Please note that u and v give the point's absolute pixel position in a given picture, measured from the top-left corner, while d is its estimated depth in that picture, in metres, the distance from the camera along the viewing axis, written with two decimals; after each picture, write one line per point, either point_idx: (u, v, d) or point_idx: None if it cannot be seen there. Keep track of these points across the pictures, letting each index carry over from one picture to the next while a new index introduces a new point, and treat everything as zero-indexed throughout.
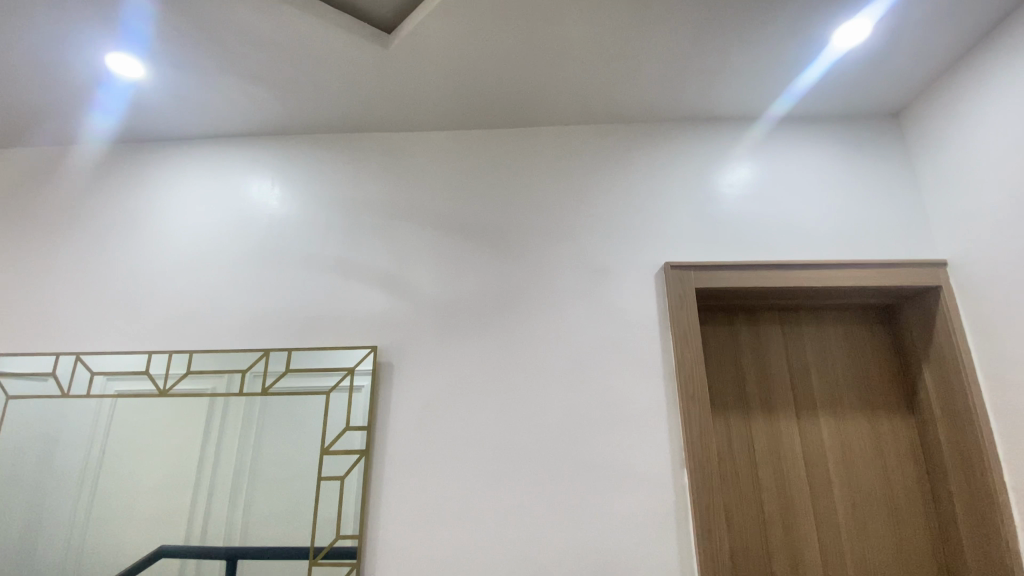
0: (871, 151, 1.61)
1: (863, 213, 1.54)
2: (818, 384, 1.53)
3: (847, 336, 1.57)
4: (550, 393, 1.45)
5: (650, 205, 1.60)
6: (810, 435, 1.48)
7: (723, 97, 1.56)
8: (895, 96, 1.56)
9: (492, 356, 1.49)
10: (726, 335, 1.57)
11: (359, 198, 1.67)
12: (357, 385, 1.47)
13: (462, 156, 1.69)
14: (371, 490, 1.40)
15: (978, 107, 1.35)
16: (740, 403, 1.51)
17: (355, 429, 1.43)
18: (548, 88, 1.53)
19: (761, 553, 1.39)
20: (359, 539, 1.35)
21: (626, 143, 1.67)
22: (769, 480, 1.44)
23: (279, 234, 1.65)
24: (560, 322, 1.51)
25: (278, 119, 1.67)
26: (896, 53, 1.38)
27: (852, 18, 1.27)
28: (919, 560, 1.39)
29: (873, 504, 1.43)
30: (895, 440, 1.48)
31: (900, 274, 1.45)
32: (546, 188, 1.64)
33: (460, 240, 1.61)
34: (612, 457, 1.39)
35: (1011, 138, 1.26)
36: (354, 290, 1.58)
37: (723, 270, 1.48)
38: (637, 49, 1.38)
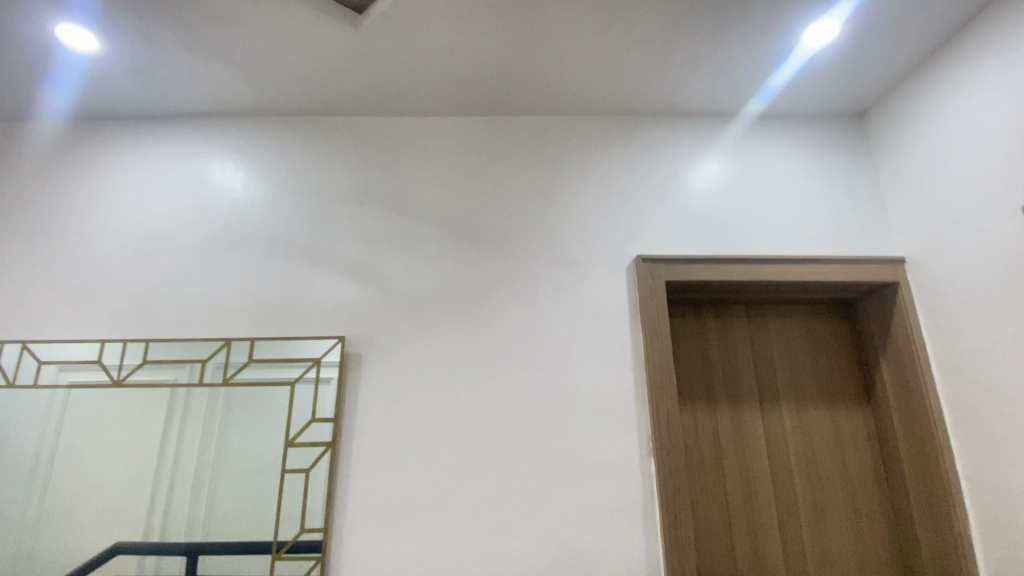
0: (835, 150, 1.65)
1: (827, 210, 1.59)
2: (782, 376, 1.57)
3: (810, 329, 1.62)
4: (521, 385, 1.44)
5: (622, 198, 1.60)
6: (774, 426, 1.52)
7: (696, 92, 1.58)
8: (859, 97, 1.60)
9: (463, 347, 1.48)
10: (694, 328, 1.59)
11: (328, 184, 1.62)
12: (324, 377, 1.43)
13: (435, 143, 1.66)
14: (336, 482, 1.37)
15: (938, 109, 1.40)
16: (707, 395, 1.53)
17: (321, 420, 1.40)
18: (523, 78, 1.51)
19: (724, 542, 1.42)
20: (325, 533, 1.32)
21: (601, 135, 1.67)
22: (734, 470, 1.47)
23: (244, 220, 1.59)
24: (532, 314, 1.50)
25: (244, 100, 1.61)
26: (863, 53, 1.41)
27: (822, 18, 1.30)
28: (874, 545, 1.44)
29: (832, 493, 1.47)
30: (854, 430, 1.53)
31: (861, 270, 1.49)
32: (520, 179, 1.63)
33: (431, 229, 1.58)
34: (582, 448, 1.40)
35: (969, 140, 1.31)
36: (322, 279, 1.54)
37: (692, 263, 1.50)
38: (613, 41, 1.38)
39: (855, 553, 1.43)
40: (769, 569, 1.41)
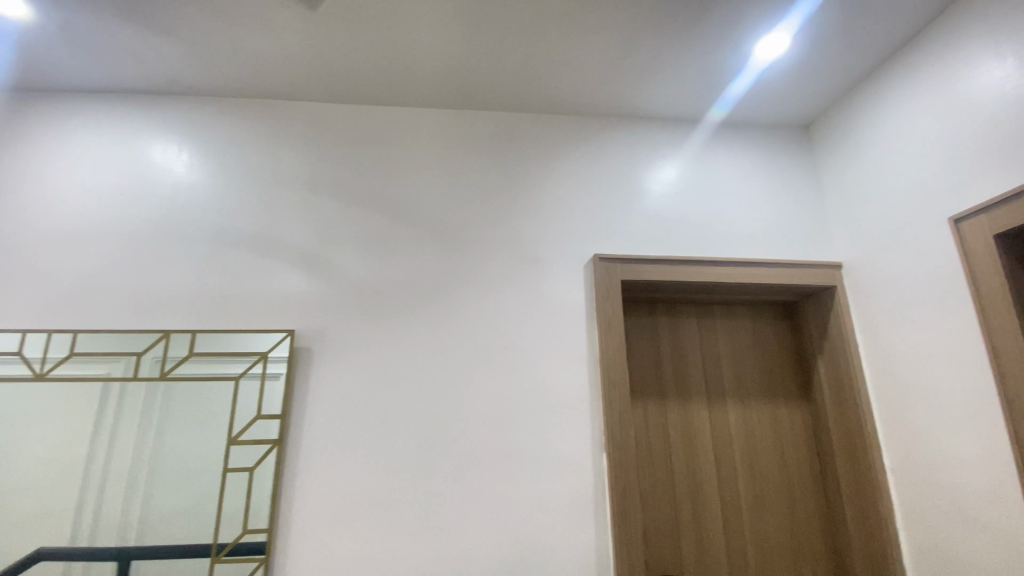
0: (781, 159, 1.73)
1: (772, 216, 1.66)
2: (728, 374, 1.63)
3: (755, 329, 1.69)
4: (477, 381, 1.44)
5: (580, 197, 1.62)
6: (719, 421, 1.58)
7: (654, 96, 1.61)
8: (804, 110, 1.69)
9: (419, 342, 1.45)
10: (647, 326, 1.64)
11: (280, 172, 1.56)
12: (271, 372, 1.38)
13: (395, 134, 1.63)
14: (282, 481, 1.32)
15: (875, 125, 1.49)
16: (657, 391, 1.58)
17: (268, 417, 1.34)
18: (484, 72, 1.50)
19: (670, 533, 1.46)
20: (270, 534, 1.27)
21: (561, 134, 1.68)
22: (681, 464, 1.52)
23: (187, 205, 1.51)
24: (489, 310, 1.50)
25: (190, 78, 1.52)
26: (809, 68, 1.48)
27: (773, 32, 1.35)
28: (808, 533, 1.52)
29: (771, 484, 1.55)
30: (792, 425, 1.61)
31: (802, 274, 1.57)
32: (480, 174, 1.62)
33: (389, 221, 1.55)
34: (536, 445, 1.40)
35: (902, 155, 1.40)
36: (272, 270, 1.48)
37: (646, 263, 1.53)
38: (575, 41, 1.39)
39: (791, 541, 1.51)
40: (712, 558, 1.46)
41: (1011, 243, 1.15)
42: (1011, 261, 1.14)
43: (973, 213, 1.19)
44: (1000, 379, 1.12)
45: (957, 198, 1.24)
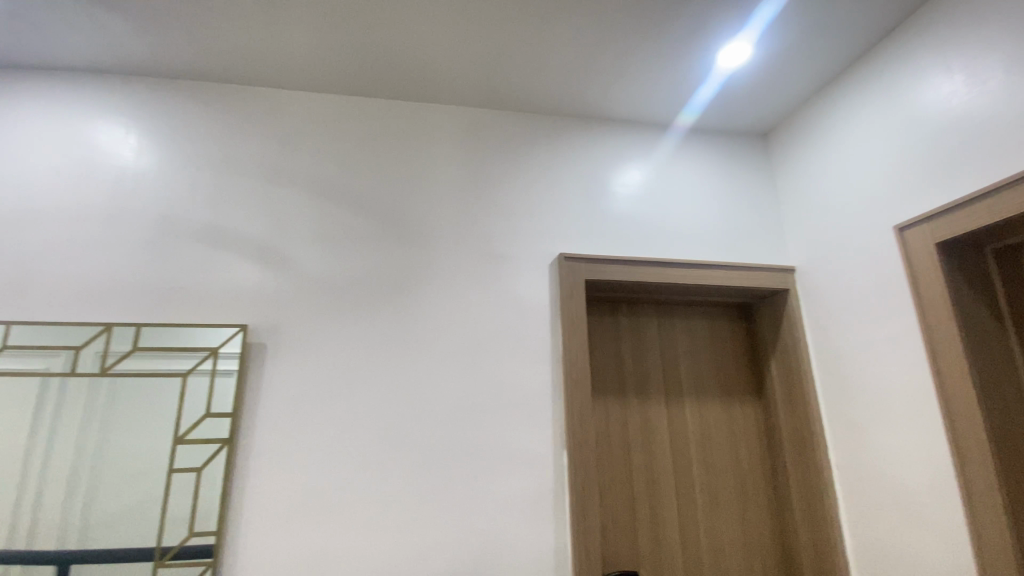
0: (741, 166, 1.79)
1: (731, 220, 1.71)
2: (686, 373, 1.67)
3: (712, 330, 1.74)
4: (440, 378, 1.42)
5: (547, 196, 1.63)
6: (677, 418, 1.62)
7: (621, 98, 1.63)
8: (763, 118, 1.74)
9: (381, 339, 1.42)
10: (610, 326, 1.66)
11: (237, 159, 1.50)
12: (222, 368, 1.32)
13: (360, 125, 1.59)
14: (232, 482, 1.27)
15: (829, 136, 1.56)
16: (619, 389, 1.60)
17: (217, 416, 1.29)
18: (452, 66, 1.48)
19: (628, 529, 1.49)
20: (218, 536, 1.22)
21: (529, 132, 1.69)
22: (640, 461, 1.55)
23: (134, 192, 1.42)
24: (453, 307, 1.48)
25: (140, 58, 1.43)
26: (768, 78, 1.54)
27: (735, 41, 1.39)
28: (758, 527, 1.58)
29: (725, 480, 1.59)
30: (746, 423, 1.67)
31: (757, 277, 1.63)
32: (447, 169, 1.60)
33: (352, 214, 1.51)
34: (498, 443, 1.40)
35: (853, 166, 1.47)
36: (226, 261, 1.41)
37: (611, 263, 1.55)
38: (545, 40, 1.39)
39: (743, 535, 1.56)
40: (668, 553, 1.50)
41: (950, 251, 1.21)
42: (951, 269, 1.20)
43: (918, 222, 1.25)
44: (939, 379, 1.19)
45: (902, 207, 1.31)
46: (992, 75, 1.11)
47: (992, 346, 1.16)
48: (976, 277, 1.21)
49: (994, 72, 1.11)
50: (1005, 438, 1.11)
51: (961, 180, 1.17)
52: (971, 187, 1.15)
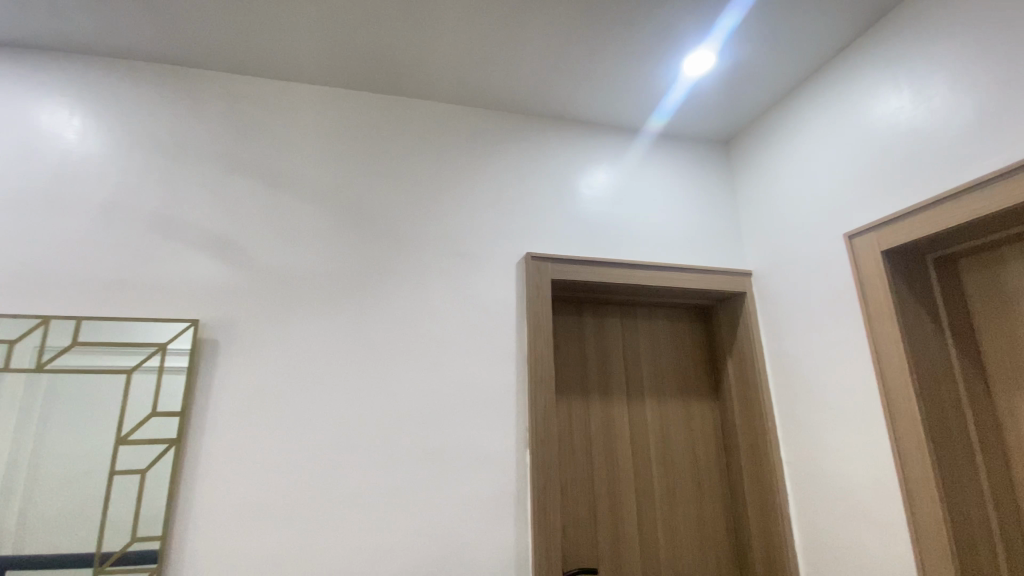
0: (703, 171, 1.84)
1: (692, 224, 1.76)
2: (647, 372, 1.70)
3: (673, 330, 1.78)
4: (403, 376, 1.40)
5: (515, 195, 1.63)
6: (637, 417, 1.64)
7: (589, 100, 1.65)
8: (724, 126, 1.80)
9: (343, 336, 1.39)
10: (574, 325, 1.67)
11: (192, 146, 1.43)
12: (170, 365, 1.25)
13: (325, 116, 1.55)
14: (178, 484, 1.21)
15: (786, 146, 1.62)
16: (581, 388, 1.62)
17: (164, 415, 1.22)
18: (421, 60, 1.47)
19: (588, 527, 1.50)
20: (163, 541, 1.16)
21: (498, 131, 1.68)
22: (601, 459, 1.57)
23: (77, 178, 1.34)
24: (418, 305, 1.46)
25: (87, 35, 1.35)
26: (730, 88, 1.59)
27: (700, 50, 1.43)
28: (713, 523, 1.62)
29: (682, 478, 1.63)
30: (703, 421, 1.71)
31: (716, 280, 1.68)
32: (414, 164, 1.58)
33: (314, 207, 1.47)
34: (461, 443, 1.39)
35: (807, 175, 1.53)
36: (177, 253, 1.35)
37: (577, 263, 1.56)
38: (516, 39, 1.40)
39: (698, 531, 1.60)
40: (627, 550, 1.52)
41: (895, 259, 1.28)
42: (895, 275, 1.27)
43: (866, 230, 1.32)
44: (882, 380, 1.25)
45: (852, 217, 1.38)
46: (934, 95, 1.18)
47: (931, 349, 1.23)
48: (917, 284, 1.28)
49: (938, 90, 1.17)
50: (942, 435, 1.17)
51: (906, 191, 1.24)
52: (915, 198, 1.22)
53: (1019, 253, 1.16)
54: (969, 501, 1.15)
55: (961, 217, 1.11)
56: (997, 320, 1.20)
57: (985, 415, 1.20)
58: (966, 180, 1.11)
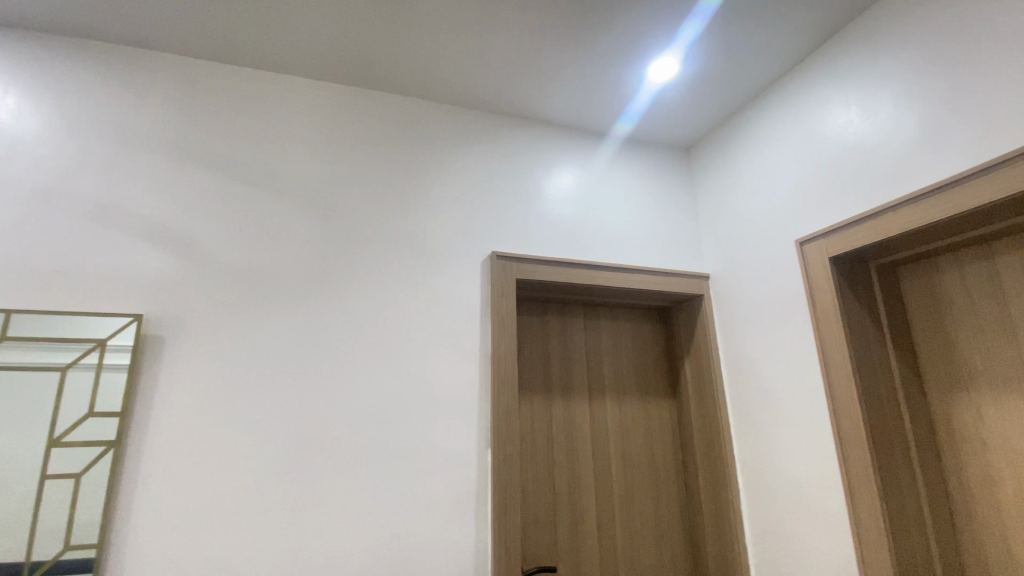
0: (665, 176, 1.88)
1: (654, 227, 1.80)
2: (608, 373, 1.73)
3: (634, 332, 1.81)
4: (365, 374, 1.37)
5: (481, 193, 1.62)
6: (597, 416, 1.67)
7: (556, 101, 1.67)
8: (685, 134, 1.86)
9: (301, 333, 1.35)
10: (538, 325, 1.68)
11: (140, 131, 1.35)
12: (109, 362, 1.18)
13: (286, 106, 1.50)
14: (117, 488, 1.14)
15: (743, 155, 1.69)
16: (544, 388, 1.63)
17: (102, 415, 1.15)
18: (388, 52, 1.44)
19: (548, 527, 1.51)
20: (100, 549, 1.09)
21: (465, 128, 1.67)
22: (562, 457, 1.58)
23: (10, 160, 1.24)
24: (381, 302, 1.43)
25: (23, 8, 1.26)
26: (691, 96, 1.64)
27: (664, 57, 1.47)
28: (669, 520, 1.66)
29: (641, 476, 1.67)
30: (661, 420, 1.75)
31: (676, 283, 1.72)
32: (378, 159, 1.55)
33: (273, 199, 1.42)
34: (423, 443, 1.37)
35: (763, 183, 1.60)
36: (123, 243, 1.27)
37: (541, 263, 1.57)
38: (485, 37, 1.39)
39: (654, 528, 1.63)
40: (585, 549, 1.53)
41: (842, 265, 1.35)
42: (841, 280, 1.34)
43: (816, 237, 1.38)
44: (828, 379, 1.32)
45: (803, 224, 1.44)
46: (879, 111, 1.26)
47: (873, 351, 1.30)
48: (862, 289, 1.35)
49: (883, 107, 1.25)
50: (881, 431, 1.24)
51: (853, 201, 1.31)
52: (860, 207, 1.29)
53: (952, 262, 1.25)
54: (904, 494, 1.21)
55: (902, 225, 1.18)
56: (932, 324, 1.28)
57: (921, 413, 1.28)
58: (907, 191, 1.18)
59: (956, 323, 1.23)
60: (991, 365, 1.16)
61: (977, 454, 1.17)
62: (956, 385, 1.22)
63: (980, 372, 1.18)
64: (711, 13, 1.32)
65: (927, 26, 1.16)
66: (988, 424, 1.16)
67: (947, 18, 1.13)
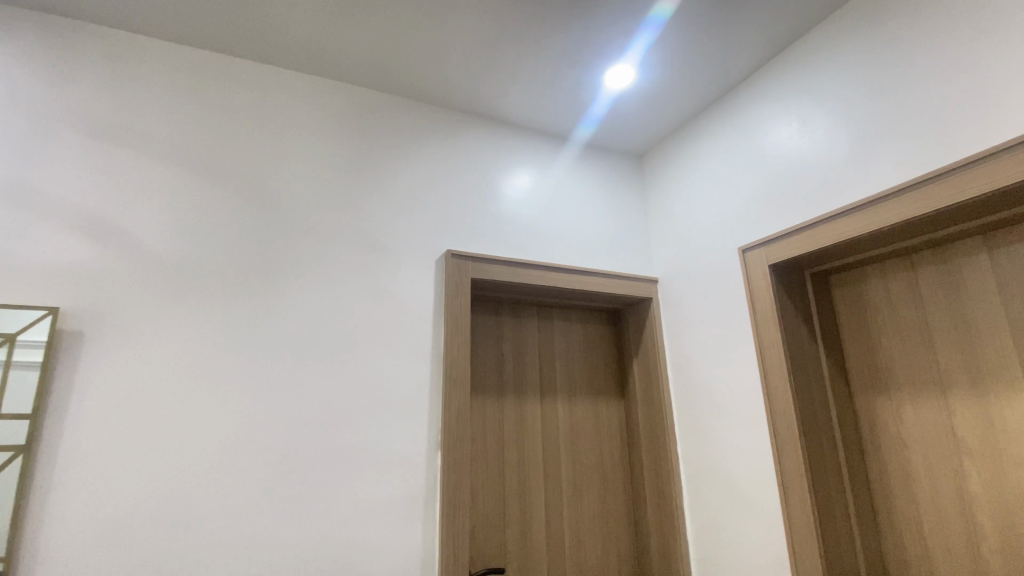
0: (618, 181, 1.93)
1: (606, 230, 1.83)
2: (560, 373, 1.75)
3: (585, 333, 1.84)
4: (311, 374, 1.32)
5: (436, 190, 1.60)
6: (549, 415, 1.68)
7: (513, 101, 1.67)
8: (638, 141, 1.91)
9: (243, 330, 1.28)
10: (491, 325, 1.68)
11: (61, 107, 1.24)
12: (19, 360, 1.07)
13: (230, 89, 1.42)
14: (26, 498, 1.03)
15: (692, 164, 1.75)
16: (496, 388, 1.62)
17: (9, 418, 1.04)
18: (342, 40, 1.39)
19: (497, 527, 1.51)
20: (5, 564, 0.98)
21: (421, 123, 1.65)
22: (512, 456, 1.59)
23: None
24: (330, 299, 1.38)
25: None
26: (644, 105, 1.69)
27: (620, 64, 1.51)
28: (615, 516, 1.70)
29: (589, 475, 1.69)
30: (609, 419, 1.79)
31: (626, 285, 1.77)
32: (330, 150, 1.49)
33: (213, 187, 1.33)
34: (370, 444, 1.33)
35: (710, 192, 1.66)
36: (40, 229, 1.16)
37: (496, 263, 1.57)
38: (444, 32, 1.37)
39: (601, 525, 1.66)
40: (534, 547, 1.54)
41: (780, 272, 1.43)
42: (780, 287, 1.41)
43: (757, 245, 1.46)
44: (765, 379, 1.39)
45: (746, 233, 1.51)
46: (817, 129, 1.34)
47: (807, 353, 1.38)
48: (798, 296, 1.44)
49: (819, 125, 1.33)
50: (812, 428, 1.32)
51: (792, 212, 1.39)
52: (798, 218, 1.37)
53: (878, 273, 1.35)
54: (831, 487, 1.29)
55: (835, 236, 1.26)
56: (859, 329, 1.38)
57: (848, 412, 1.37)
58: (840, 205, 1.26)
59: (880, 328, 1.33)
60: (909, 367, 1.26)
61: (896, 449, 1.27)
62: (879, 385, 1.32)
63: (900, 375, 1.28)
64: (665, 25, 1.36)
65: (859, 52, 1.25)
66: (907, 422, 1.26)
67: (877, 44, 1.22)
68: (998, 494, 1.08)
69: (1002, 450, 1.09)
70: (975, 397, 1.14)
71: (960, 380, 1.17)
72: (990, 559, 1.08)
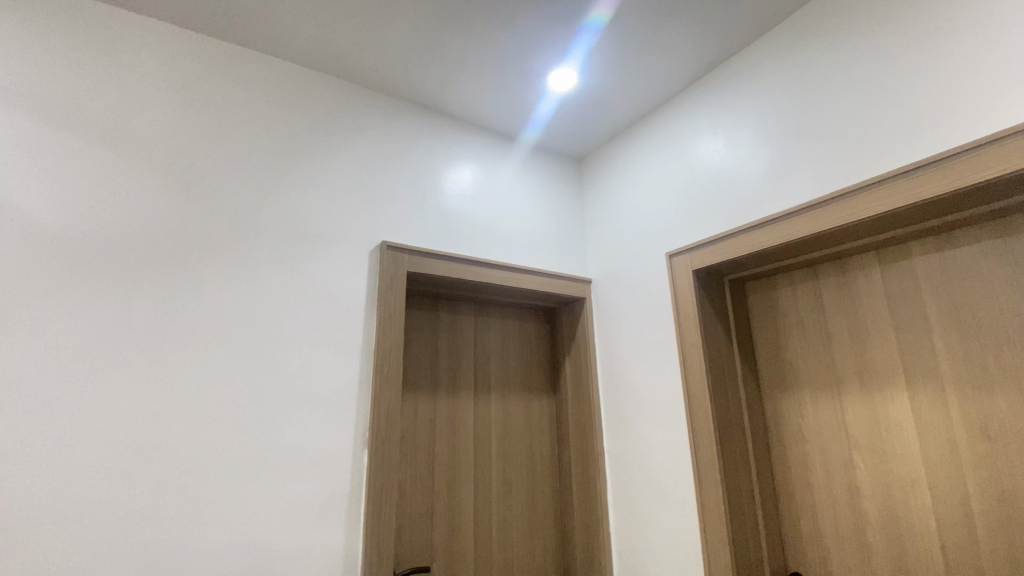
0: (556, 183, 1.97)
1: (543, 230, 1.86)
2: (493, 370, 1.76)
3: (520, 331, 1.86)
4: (231, 367, 1.22)
5: (372, 180, 1.55)
6: (481, 412, 1.68)
7: (457, 94, 1.65)
8: (577, 145, 1.96)
9: (153, 318, 1.16)
10: (426, 321, 1.65)
11: None
12: None
13: (144, 52, 1.28)
14: None
15: (627, 170, 1.82)
16: (428, 384, 1.60)
17: None
18: (278, 13, 1.31)
19: (423, 524, 1.48)
20: None
21: (360, 109, 1.59)
22: (442, 453, 1.57)
23: None
24: (255, 288, 1.30)
25: None
26: (584, 109, 1.73)
27: (564, 67, 1.53)
28: (542, 510, 1.73)
29: (518, 471, 1.71)
30: (540, 415, 1.82)
31: (561, 285, 1.81)
32: (258, 129, 1.40)
33: (120, 158, 1.20)
34: (294, 442, 1.26)
35: (642, 199, 1.74)
36: None
37: (433, 257, 1.54)
38: (388, 17, 1.33)
39: (527, 520, 1.69)
40: (461, 543, 1.53)
41: (702, 278, 1.52)
42: (702, 291, 1.50)
43: (683, 251, 1.54)
44: (686, 377, 1.47)
45: (674, 239, 1.59)
46: (741, 146, 1.44)
47: (723, 354, 1.48)
48: (717, 300, 1.54)
49: (744, 142, 1.43)
50: (726, 425, 1.41)
51: (716, 221, 1.48)
52: (721, 228, 1.46)
53: (788, 282, 1.47)
54: (740, 477, 1.39)
55: (754, 245, 1.36)
56: (770, 332, 1.50)
57: (757, 409, 1.49)
58: (759, 217, 1.36)
59: (788, 332, 1.45)
60: (811, 367, 1.39)
61: (797, 442, 1.40)
62: (785, 385, 1.45)
63: (803, 375, 1.41)
64: (609, 33, 1.40)
65: (781, 78, 1.36)
66: (807, 418, 1.38)
67: (796, 72, 1.33)
68: (880, 482, 1.22)
69: (884, 442, 1.22)
70: (864, 396, 1.27)
71: (852, 379, 1.30)
72: (872, 538, 1.22)
